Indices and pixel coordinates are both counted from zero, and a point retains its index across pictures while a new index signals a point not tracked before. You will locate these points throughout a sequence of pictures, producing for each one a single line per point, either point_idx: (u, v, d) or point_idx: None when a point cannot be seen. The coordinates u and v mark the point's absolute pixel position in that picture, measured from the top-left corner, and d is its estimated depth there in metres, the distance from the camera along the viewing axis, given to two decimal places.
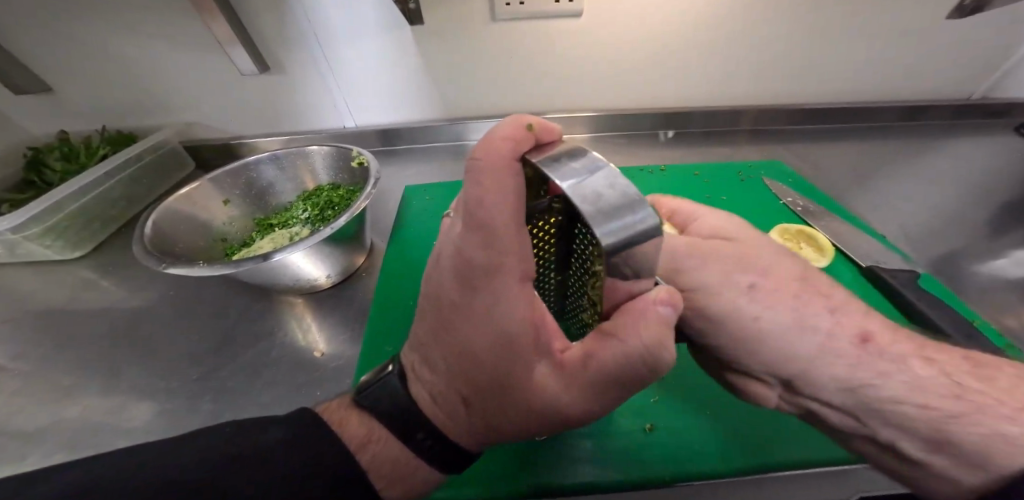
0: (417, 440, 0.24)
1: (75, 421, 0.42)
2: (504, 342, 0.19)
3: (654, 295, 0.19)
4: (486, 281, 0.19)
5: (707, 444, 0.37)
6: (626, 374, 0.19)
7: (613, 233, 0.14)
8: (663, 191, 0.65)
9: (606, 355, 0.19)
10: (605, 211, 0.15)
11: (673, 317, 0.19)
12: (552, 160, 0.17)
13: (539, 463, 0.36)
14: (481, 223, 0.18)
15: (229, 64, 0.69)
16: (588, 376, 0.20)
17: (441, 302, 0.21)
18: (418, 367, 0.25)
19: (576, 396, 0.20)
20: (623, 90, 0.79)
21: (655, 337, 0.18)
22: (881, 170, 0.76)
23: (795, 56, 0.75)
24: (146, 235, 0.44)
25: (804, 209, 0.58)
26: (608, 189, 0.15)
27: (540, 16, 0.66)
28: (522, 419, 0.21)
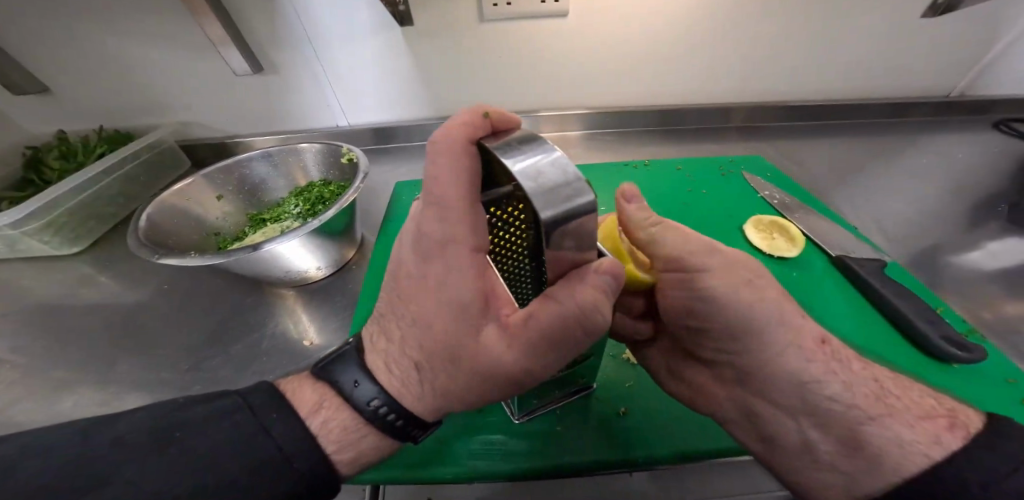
0: (370, 407, 0.25)
1: (68, 410, 0.43)
2: (454, 307, 0.21)
3: (596, 265, 0.21)
4: (439, 252, 0.21)
5: (677, 426, 0.38)
6: (564, 335, 0.22)
7: (552, 207, 0.16)
8: (647, 186, 0.67)
9: (547, 315, 0.21)
10: (545, 187, 0.17)
11: (613, 286, 0.22)
12: (506, 145, 0.19)
13: (516, 443, 0.37)
14: (438, 198, 0.20)
15: (224, 64, 0.70)
16: (530, 337, 0.22)
17: (402, 273, 0.23)
18: (378, 339, 0.26)
19: (519, 358, 0.22)
20: (612, 89, 0.81)
21: (592, 300, 0.21)
22: (862, 165, 0.78)
23: (778, 54, 0.76)
24: (140, 228, 0.46)
25: (780, 202, 0.60)
26: (550, 168, 0.17)
27: (528, 16, 0.68)
28: (469, 383, 0.23)
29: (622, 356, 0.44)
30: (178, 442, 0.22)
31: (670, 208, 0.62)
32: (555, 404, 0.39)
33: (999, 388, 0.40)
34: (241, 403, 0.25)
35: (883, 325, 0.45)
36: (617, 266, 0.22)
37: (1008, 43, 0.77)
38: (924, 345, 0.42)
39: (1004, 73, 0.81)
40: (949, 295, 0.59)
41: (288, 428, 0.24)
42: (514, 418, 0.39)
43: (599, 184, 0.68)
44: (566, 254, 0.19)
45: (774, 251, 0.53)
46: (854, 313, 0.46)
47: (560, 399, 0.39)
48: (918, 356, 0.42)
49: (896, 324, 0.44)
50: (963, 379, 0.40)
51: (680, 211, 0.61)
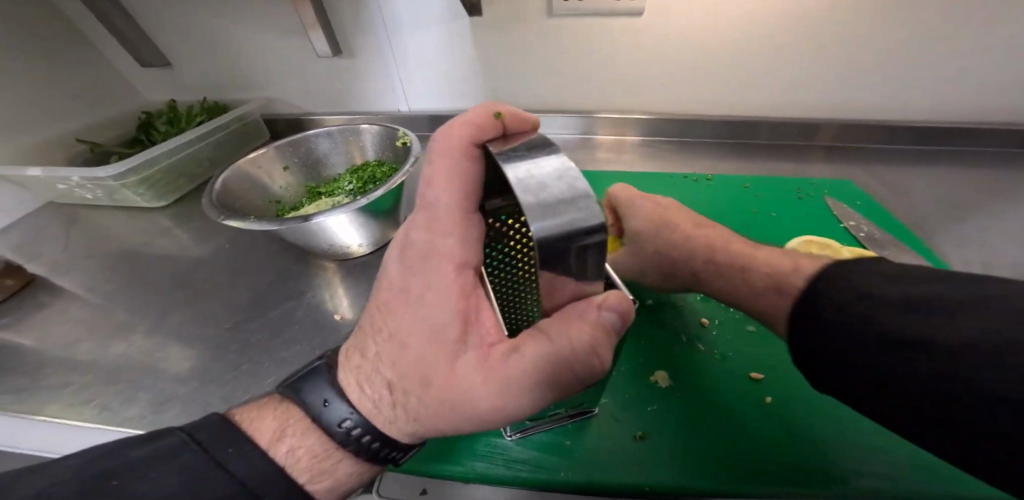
0: (342, 428, 0.24)
1: (126, 350, 0.48)
2: (432, 322, 0.21)
3: (600, 300, 0.20)
4: (425, 264, 0.22)
5: (711, 458, 0.35)
6: (552, 376, 0.20)
7: (548, 224, 0.15)
8: (707, 201, 0.62)
9: (533, 350, 0.20)
10: (546, 202, 0.15)
11: (616, 328, 0.20)
12: (510, 150, 0.18)
13: (519, 459, 0.36)
14: (436, 204, 0.23)
15: (309, 47, 0.76)
16: (511, 372, 0.20)
17: (389, 282, 0.24)
18: (351, 354, 0.26)
19: (495, 395, 0.20)
20: (684, 92, 0.75)
21: (589, 340, 0.19)
22: (984, 202, 0.65)
23: (888, 65, 0.66)
24: (214, 190, 0.50)
25: (861, 237, 0.52)
26: (555, 182, 0.15)
27: (598, 12, 0.66)
28: (437, 411, 0.21)
29: (648, 379, 0.41)
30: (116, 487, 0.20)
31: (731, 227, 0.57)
32: (558, 423, 0.37)
33: None
34: (185, 438, 0.22)
35: None
36: (621, 304, 0.20)
37: None
38: None
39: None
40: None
41: (252, 460, 0.22)
42: (506, 434, 0.37)
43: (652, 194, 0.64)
44: (570, 276, 0.18)
45: None
46: None
47: (563, 419, 0.37)
48: None
49: None
50: None
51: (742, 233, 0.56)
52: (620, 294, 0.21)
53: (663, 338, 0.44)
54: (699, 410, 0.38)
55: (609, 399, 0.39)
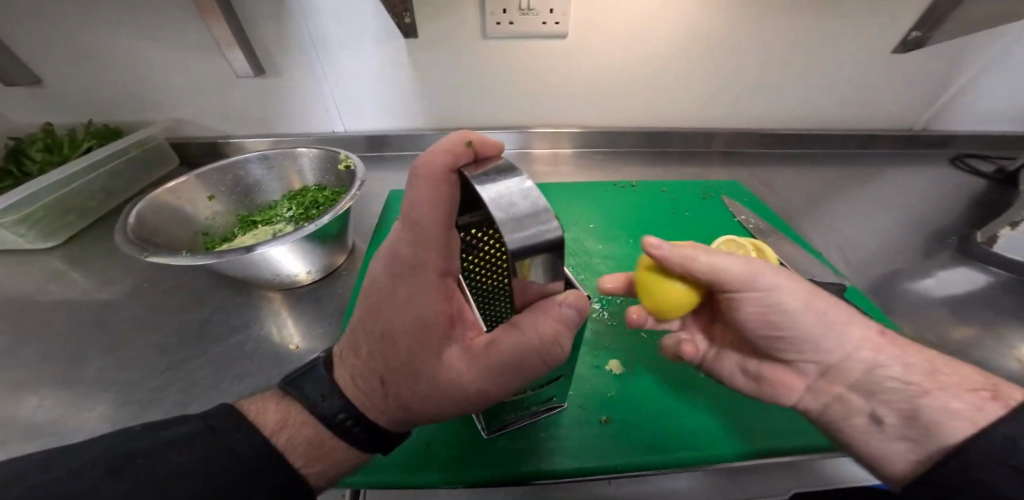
0: (332, 415, 0.25)
1: (21, 413, 0.40)
2: (420, 323, 0.23)
3: (562, 298, 0.23)
4: (411, 273, 0.23)
5: (662, 432, 0.40)
6: (523, 364, 0.23)
7: (520, 235, 0.17)
8: (634, 206, 0.70)
9: (508, 343, 0.23)
10: (514, 217, 0.18)
11: (576, 322, 0.23)
12: (482, 176, 0.20)
13: (496, 454, 0.37)
14: (417, 220, 0.23)
15: (226, 66, 0.70)
16: (489, 362, 0.23)
17: (373, 289, 0.24)
18: (346, 354, 0.27)
19: (476, 381, 0.23)
20: (607, 108, 0.84)
21: (554, 332, 0.22)
22: (840, 192, 0.81)
23: (762, 84, 0.81)
24: (129, 224, 0.45)
25: (755, 227, 0.63)
26: (521, 200, 0.18)
27: (528, 35, 0.71)
28: (426, 398, 0.24)
29: (605, 367, 0.45)
30: (144, 467, 0.20)
31: (656, 227, 0.65)
32: (532, 418, 0.40)
33: None
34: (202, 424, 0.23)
35: None
36: (579, 300, 0.23)
37: (977, 86, 0.81)
38: None
39: (957, 112, 0.85)
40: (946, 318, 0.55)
41: (255, 442, 0.23)
42: (485, 433, 0.38)
43: (588, 203, 0.70)
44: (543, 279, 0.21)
45: None
46: None
47: (534, 415, 0.39)
48: None
49: None
50: None
51: (664, 231, 0.64)
52: (578, 292, 0.24)
53: (611, 329, 0.49)
54: (649, 391, 0.43)
55: (574, 389, 0.43)
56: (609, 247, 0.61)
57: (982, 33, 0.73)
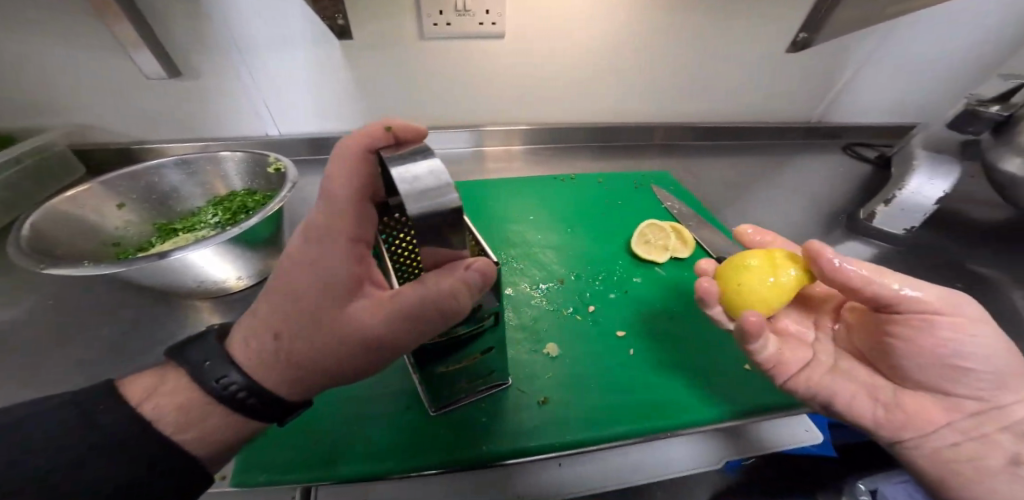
0: (225, 390, 0.21)
1: None
2: (323, 280, 0.21)
3: (469, 262, 0.22)
4: (320, 236, 0.22)
5: (595, 409, 0.43)
6: (424, 316, 0.21)
7: (422, 204, 0.19)
8: (572, 196, 0.73)
9: (409, 294, 0.21)
10: (419, 190, 0.19)
11: (482, 288, 0.22)
12: (395, 157, 0.21)
13: (437, 438, 0.39)
14: (327, 193, 0.23)
15: (133, 66, 0.64)
16: (389, 311, 0.21)
17: (284, 253, 0.23)
18: (243, 318, 0.23)
19: (378, 331, 0.21)
20: (546, 104, 0.88)
21: (454, 288, 0.21)
22: (754, 178, 0.91)
23: (684, 81, 0.88)
24: (22, 237, 0.41)
25: (679, 212, 0.69)
26: (426, 175, 0.20)
27: (465, 35, 0.73)
28: (325, 355, 0.21)
29: (544, 350, 0.48)
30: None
31: (591, 215, 0.69)
32: (472, 397, 0.42)
33: None
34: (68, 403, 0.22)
35: None
36: (486, 266, 0.22)
37: (860, 83, 0.94)
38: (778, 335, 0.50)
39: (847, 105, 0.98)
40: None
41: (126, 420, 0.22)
42: (430, 410, 0.40)
43: (528, 195, 0.73)
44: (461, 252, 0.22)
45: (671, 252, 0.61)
46: None
47: (476, 392, 0.41)
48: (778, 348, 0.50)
49: None
50: None
51: (598, 219, 0.68)
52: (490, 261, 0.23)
53: (549, 314, 0.52)
54: (585, 370, 0.46)
55: (514, 372, 0.45)
56: (547, 236, 0.64)
57: (860, 38, 0.84)
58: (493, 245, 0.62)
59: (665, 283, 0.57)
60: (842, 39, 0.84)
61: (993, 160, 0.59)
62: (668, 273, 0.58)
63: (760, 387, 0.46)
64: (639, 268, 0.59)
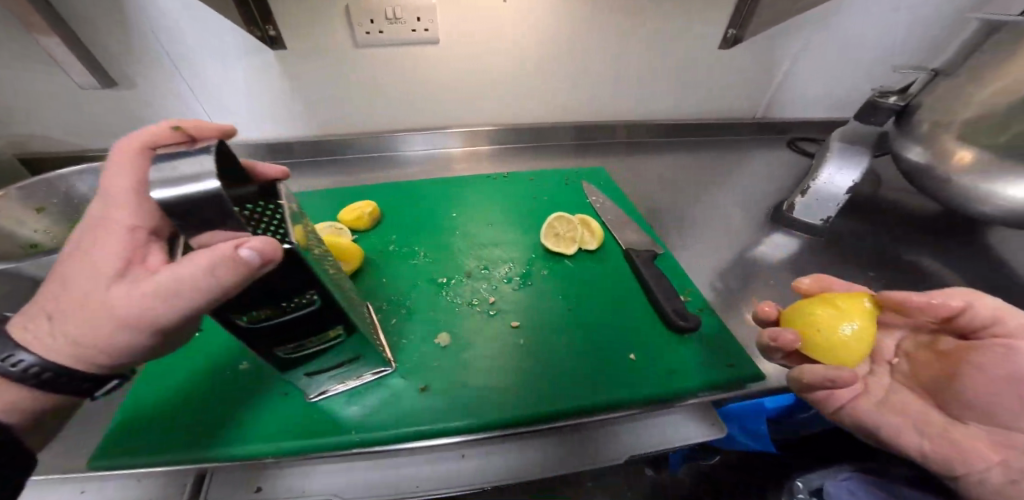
0: (20, 370, 0.25)
1: None
2: (93, 267, 0.25)
3: (240, 240, 0.23)
4: (98, 230, 0.26)
5: (469, 397, 0.45)
6: (195, 292, 0.24)
7: (171, 190, 0.21)
8: (499, 191, 0.75)
9: (178, 273, 0.23)
10: (172, 177, 0.21)
11: (256, 266, 0.23)
12: (164, 155, 0.23)
13: (314, 423, 0.43)
14: (108, 190, 0.27)
15: (68, 78, 0.67)
16: (159, 287, 0.24)
17: (71, 249, 0.26)
18: (35, 311, 0.27)
19: (154, 306, 0.24)
20: (487, 105, 0.90)
21: (217, 266, 0.23)
22: (694, 173, 0.92)
23: (621, 79, 0.90)
24: None
25: (601, 207, 0.71)
26: (186, 166, 0.22)
27: (400, 42, 0.75)
28: (104, 332, 0.25)
29: (434, 341, 0.50)
30: None
31: (513, 210, 0.71)
32: (348, 384, 0.45)
33: (708, 355, 0.50)
34: None
35: (644, 310, 0.55)
36: (259, 245, 0.23)
37: (799, 78, 0.95)
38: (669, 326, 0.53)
39: (790, 98, 0.99)
40: (756, 277, 0.65)
41: None
42: (309, 398, 0.44)
43: (457, 191, 0.75)
44: (243, 231, 0.25)
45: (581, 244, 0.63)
46: (626, 300, 0.56)
47: (353, 381, 0.45)
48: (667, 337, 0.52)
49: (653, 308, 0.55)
50: (692, 353, 0.50)
51: (519, 213, 0.70)
52: (274, 241, 0.24)
53: (448, 307, 0.54)
54: (470, 360, 0.49)
55: (400, 361, 0.48)
56: (465, 230, 0.67)
57: (792, 33, 0.86)
58: (410, 239, 0.64)
59: (569, 275, 0.59)
60: (774, 34, 0.86)
61: (901, 151, 0.59)
62: (574, 266, 0.60)
63: (631, 375, 0.48)
64: (547, 262, 0.61)
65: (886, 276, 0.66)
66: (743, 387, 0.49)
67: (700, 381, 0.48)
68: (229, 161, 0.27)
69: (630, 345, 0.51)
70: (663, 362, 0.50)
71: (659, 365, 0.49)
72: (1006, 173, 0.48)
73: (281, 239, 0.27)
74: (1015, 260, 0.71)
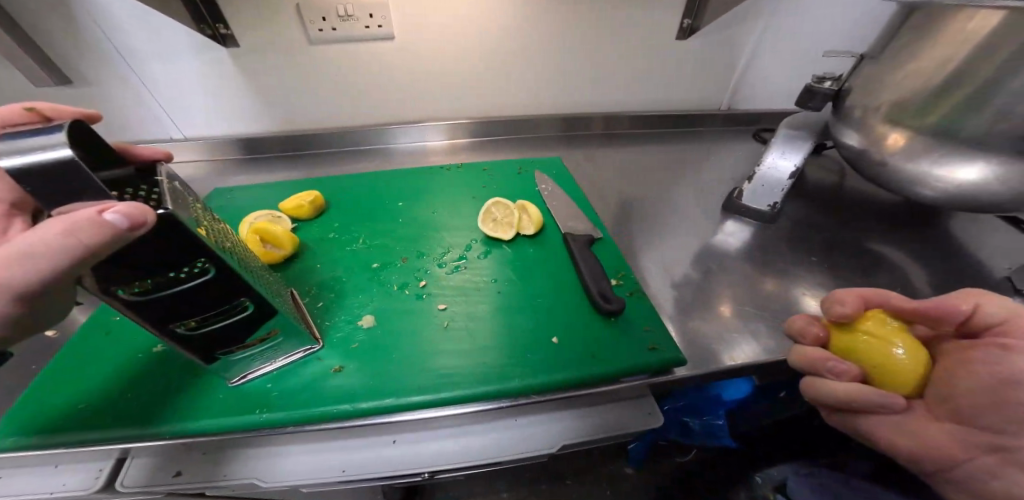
0: None
1: None
2: None
3: (104, 204, 0.22)
4: None
5: (387, 379, 0.46)
6: (69, 260, 0.23)
7: (13, 160, 0.20)
8: (451, 182, 0.76)
9: (45, 242, 0.23)
10: (18, 147, 0.21)
11: (127, 230, 0.23)
12: (9, 131, 0.22)
13: (227, 405, 0.43)
14: None
15: (26, 78, 0.69)
16: (25, 256, 0.23)
17: None
18: None
19: (27, 275, 0.24)
20: (448, 100, 0.91)
21: (84, 232, 0.22)
22: (657, 164, 0.92)
23: (581, 71, 0.91)
24: None
25: (549, 195, 0.72)
26: (36, 139, 0.21)
27: (356, 39, 0.76)
28: None
29: (359, 323, 0.51)
30: None
31: (459, 198, 0.72)
32: (267, 365, 0.45)
33: (634, 337, 0.50)
34: None
35: (576, 293, 0.55)
36: (127, 210, 0.22)
37: (760, 67, 0.95)
38: (597, 308, 0.52)
39: (756, 88, 0.99)
40: (703, 266, 0.64)
41: None
42: (231, 381, 0.44)
43: (410, 181, 0.76)
44: (108, 197, 0.25)
45: (521, 229, 0.64)
46: (560, 284, 0.57)
47: (271, 362, 0.45)
48: (596, 319, 0.52)
49: (585, 290, 0.55)
50: (619, 336, 0.50)
51: (465, 201, 0.71)
52: (146, 206, 0.23)
53: (379, 291, 0.55)
54: (392, 342, 0.49)
55: (324, 343, 0.49)
56: (409, 217, 0.68)
57: (748, 23, 0.86)
58: (353, 226, 0.65)
59: (506, 260, 0.60)
60: (729, 25, 0.86)
61: (839, 137, 0.58)
62: (513, 252, 0.61)
63: (555, 357, 0.48)
64: (485, 247, 0.61)
65: (840, 264, 0.65)
66: (665, 371, 0.48)
67: (621, 364, 0.47)
68: (98, 146, 0.26)
69: (558, 328, 0.51)
70: (588, 345, 0.49)
71: (584, 347, 0.49)
72: (933, 152, 0.47)
73: (160, 206, 0.26)
74: (980, 247, 0.69)
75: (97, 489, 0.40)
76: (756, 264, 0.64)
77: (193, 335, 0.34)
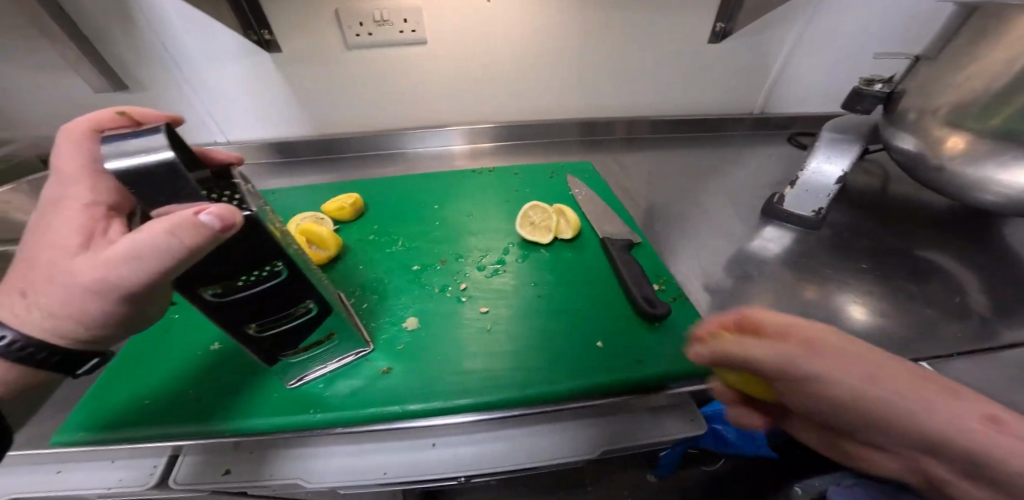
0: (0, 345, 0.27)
1: None
2: (53, 240, 0.27)
3: (199, 206, 0.23)
4: (53, 208, 0.28)
5: (434, 381, 0.46)
6: (163, 260, 0.24)
7: (122, 162, 0.22)
8: (484, 184, 0.77)
9: (142, 243, 0.23)
10: (125, 150, 0.22)
11: (218, 231, 0.23)
12: (115, 135, 0.23)
13: (284, 404, 0.44)
14: (59, 170, 0.29)
15: (85, 84, 0.73)
16: (125, 255, 0.24)
17: (36, 227, 0.28)
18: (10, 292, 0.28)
19: (127, 272, 0.24)
20: (479, 104, 0.92)
21: (178, 234, 0.23)
22: (690, 167, 0.91)
23: (612, 74, 0.90)
24: None
25: (583, 198, 0.71)
26: (138, 141, 0.23)
27: (392, 43, 0.78)
28: (62, 299, 0.26)
29: (405, 325, 0.51)
30: None
31: (493, 201, 0.72)
32: (322, 367, 0.46)
33: (680, 342, 0.49)
34: None
35: (618, 297, 0.55)
36: (219, 211, 0.23)
37: (797, 69, 0.93)
38: (641, 313, 0.52)
39: (790, 91, 0.97)
40: (744, 271, 0.63)
41: None
42: (289, 384, 0.45)
43: (443, 183, 0.77)
44: (203, 198, 0.25)
45: (558, 232, 0.63)
46: (600, 287, 0.56)
47: (327, 364, 0.46)
48: (641, 324, 0.52)
49: (627, 295, 0.54)
50: (665, 341, 0.50)
51: (498, 203, 0.72)
52: (234, 207, 0.24)
53: (422, 293, 0.55)
54: (438, 345, 0.49)
55: (373, 344, 0.49)
56: (445, 219, 0.68)
57: (786, 25, 0.85)
58: (391, 228, 0.66)
59: (545, 264, 0.60)
60: (767, 26, 0.84)
61: (892, 140, 0.56)
62: (551, 255, 0.61)
63: (602, 362, 0.47)
64: (523, 250, 0.62)
65: (889, 272, 0.62)
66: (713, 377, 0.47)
67: (669, 370, 0.46)
68: (186, 150, 0.27)
69: (602, 332, 0.51)
70: (634, 350, 0.49)
71: (631, 353, 0.48)
72: (996, 156, 0.45)
73: (243, 208, 0.27)
74: None
75: (151, 485, 0.40)
76: (800, 270, 0.63)
77: (259, 335, 0.35)
